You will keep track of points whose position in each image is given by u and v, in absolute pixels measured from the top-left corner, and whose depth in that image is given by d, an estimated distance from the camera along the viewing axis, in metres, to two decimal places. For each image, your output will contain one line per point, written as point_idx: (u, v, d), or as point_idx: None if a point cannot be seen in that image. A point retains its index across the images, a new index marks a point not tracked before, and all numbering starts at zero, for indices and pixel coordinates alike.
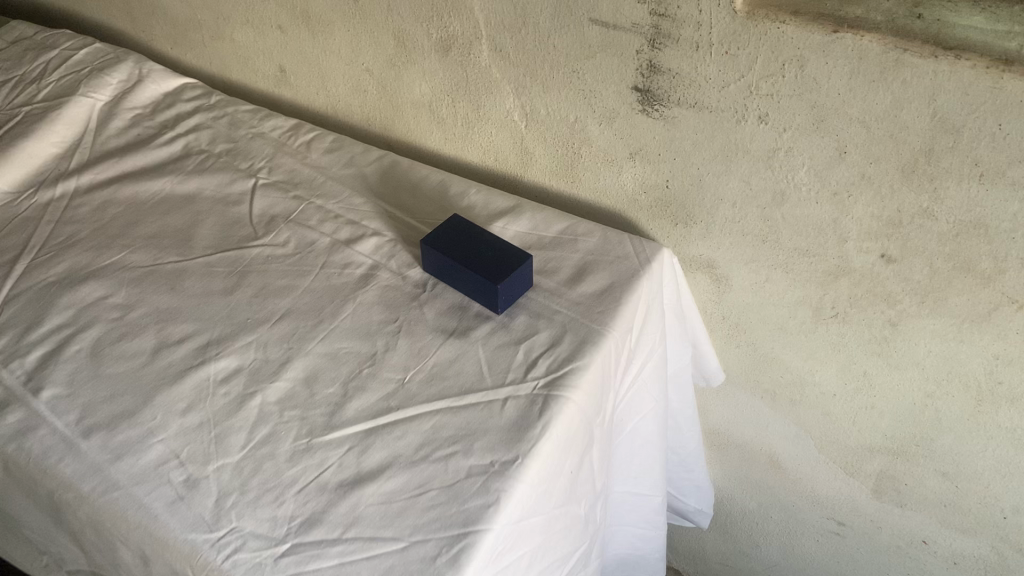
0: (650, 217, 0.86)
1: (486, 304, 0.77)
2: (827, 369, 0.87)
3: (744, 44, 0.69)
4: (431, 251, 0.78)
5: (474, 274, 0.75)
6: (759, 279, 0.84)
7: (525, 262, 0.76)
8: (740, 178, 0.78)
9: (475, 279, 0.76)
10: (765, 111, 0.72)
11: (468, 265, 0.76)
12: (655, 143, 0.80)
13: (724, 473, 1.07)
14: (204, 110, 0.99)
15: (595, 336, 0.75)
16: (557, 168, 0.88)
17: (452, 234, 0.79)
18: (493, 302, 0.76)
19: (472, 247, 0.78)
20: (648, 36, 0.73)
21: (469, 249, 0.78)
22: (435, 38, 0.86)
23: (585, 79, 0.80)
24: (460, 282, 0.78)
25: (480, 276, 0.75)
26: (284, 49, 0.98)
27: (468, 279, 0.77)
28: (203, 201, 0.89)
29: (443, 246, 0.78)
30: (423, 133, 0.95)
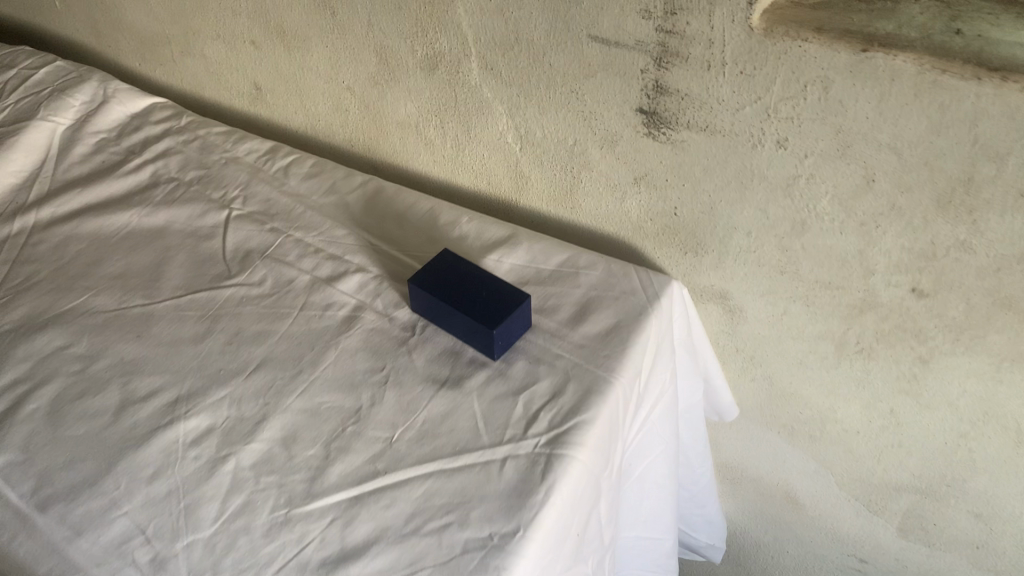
0: (657, 245, 0.79)
1: (481, 350, 0.70)
2: (850, 405, 0.81)
3: (761, 63, 0.63)
4: (420, 292, 0.72)
5: (467, 319, 0.69)
6: (777, 311, 0.78)
7: (523, 303, 0.69)
8: (756, 206, 0.71)
9: (469, 324, 0.69)
10: (785, 135, 0.66)
11: (461, 308, 0.69)
12: (662, 168, 0.74)
13: (737, 506, 1.01)
14: (174, 134, 0.93)
15: (601, 384, 0.68)
16: (555, 193, 0.82)
17: (443, 272, 0.73)
18: (489, 348, 0.69)
19: (465, 286, 0.71)
20: (653, 54, 0.67)
21: (461, 289, 0.71)
22: (421, 55, 0.79)
23: (585, 100, 0.73)
24: (452, 326, 0.71)
25: (474, 320, 0.68)
26: (259, 66, 0.92)
27: (461, 323, 0.70)
28: (173, 235, 0.82)
29: (432, 287, 0.71)
30: (410, 155, 0.88)
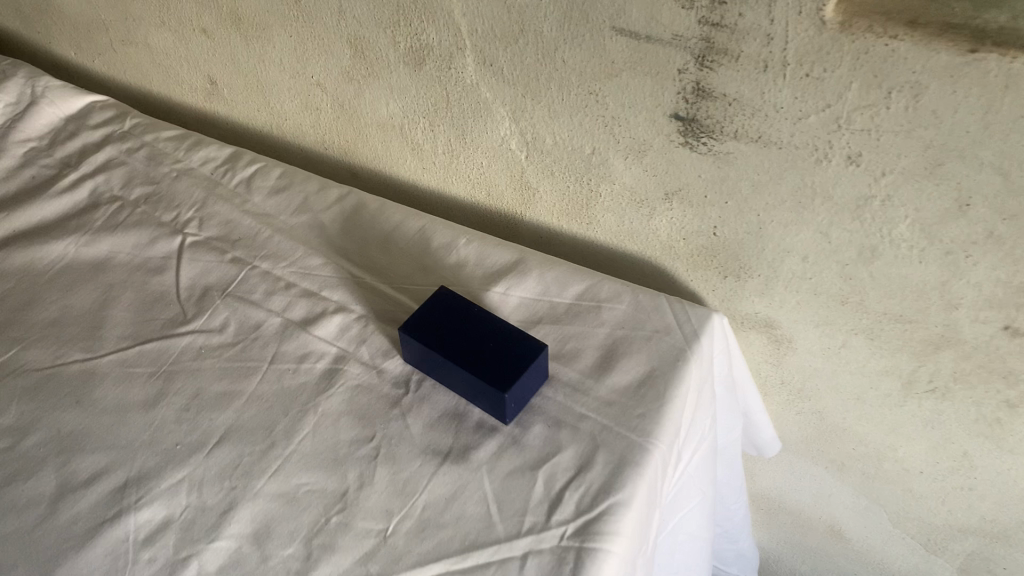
0: (691, 267, 0.67)
1: (489, 412, 0.59)
2: (914, 444, 0.70)
3: (834, 64, 0.50)
4: (414, 343, 0.59)
5: (473, 378, 0.57)
6: (833, 344, 0.66)
7: (539, 355, 0.57)
8: (816, 228, 0.59)
9: (475, 384, 0.57)
10: (858, 149, 0.53)
11: (464, 365, 0.57)
12: (701, 183, 0.61)
13: (771, 535, 0.91)
14: (116, 141, 0.80)
15: (636, 453, 0.56)
16: (568, 208, 0.69)
17: (439, 317, 0.61)
18: (500, 411, 0.57)
19: (467, 334, 0.59)
20: (695, 51, 0.54)
21: (462, 338, 0.59)
22: (404, 48, 0.65)
23: (607, 103, 0.60)
24: (453, 382, 0.59)
25: (482, 380, 0.56)
26: (212, 58, 0.78)
27: (465, 381, 0.58)
28: (117, 269, 0.69)
29: (428, 336, 0.59)
30: (394, 161, 0.75)
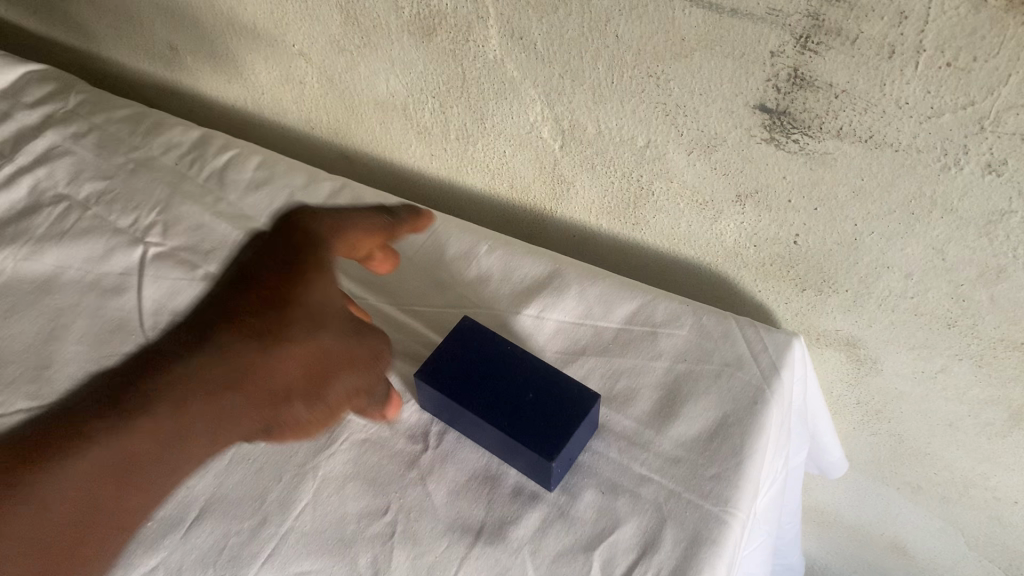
0: (760, 278, 0.56)
1: (529, 474, 0.48)
2: (1012, 474, 0.60)
3: (988, 51, 0.38)
4: (434, 393, 0.48)
5: (511, 442, 0.46)
6: (929, 368, 0.56)
7: (589, 410, 0.46)
8: (928, 242, 0.48)
9: (512, 446, 0.46)
10: (1003, 156, 0.41)
11: (497, 422, 0.46)
12: (786, 185, 0.49)
13: (820, 545, 0.82)
14: (59, 123, 0.66)
15: (712, 528, 0.46)
16: (611, 206, 0.58)
17: (464, 356, 0.49)
18: (544, 478, 0.47)
19: (499, 379, 0.48)
20: (795, 29, 0.41)
21: (493, 385, 0.48)
22: (408, 14, 0.52)
23: (671, 89, 0.48)
24: (484, 437, 0.49)
25: (520, 444, 0.45)
26: (170, 20, 0.64)
27: (498, 440, 0.47)
28: (65, 290, 0.57)
29: (451, 383, 0.48)
30: (397, 147, 0.63)
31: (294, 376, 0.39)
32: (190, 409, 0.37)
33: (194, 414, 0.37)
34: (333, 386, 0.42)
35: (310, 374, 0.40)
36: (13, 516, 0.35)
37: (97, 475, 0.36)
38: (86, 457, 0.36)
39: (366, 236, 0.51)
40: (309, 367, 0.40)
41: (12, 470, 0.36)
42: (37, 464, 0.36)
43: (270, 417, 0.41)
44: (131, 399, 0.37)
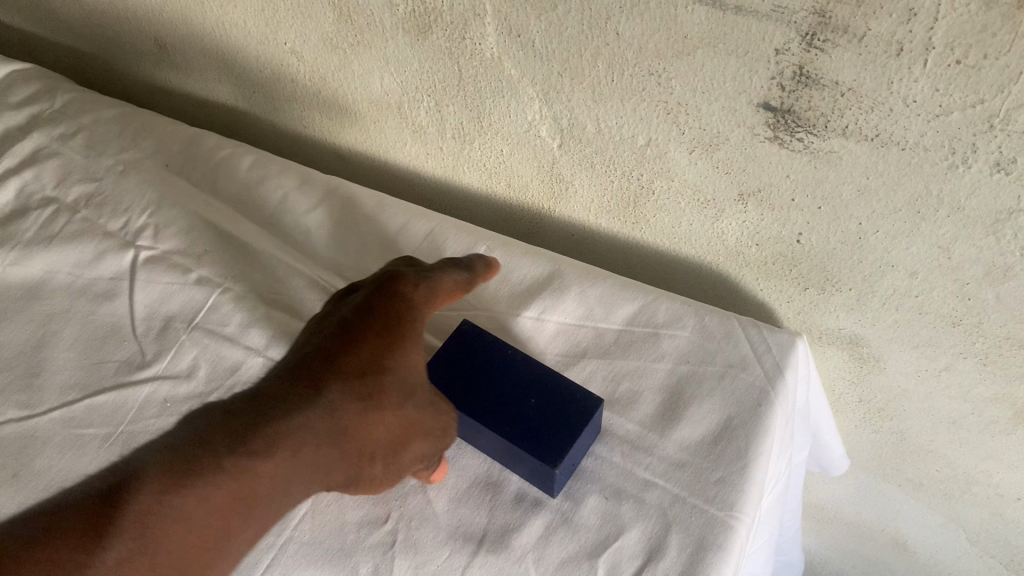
0: (762, 277, 0.56)
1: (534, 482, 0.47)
2: (1015, 472, 0.60)
3: (1000, 48, 0.37)
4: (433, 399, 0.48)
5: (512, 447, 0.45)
6: (933, 366, 0.55)
7: (592, 416, 0.45)
8: (934, 240, 0.47)
9: (514, 452, 0.45)
10: (1012, 155, 0.40)
11: (498, 429, 0.45)
12: (789, 184, 0.48)
13: (821, 541, 0.82)
14: (45, 124, 0.65)
15: (717, 533, 0.45)
16: (610, 205, 0.57)
17: (468, 363, 0.49)
18: (548, 484, 0.46)
19: (502, 386, 0.47)
20: (801, 27, 0.40)
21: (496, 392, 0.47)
22: (403, 11, 0.51)
23: (672, 87, 0.47)
24: (487, 445, 0.48)
25: (522, 450, 0.44)
26: (158, 17, 0.63)
27: (500, 447, 0.46)
28: (56, 295, 0.56)
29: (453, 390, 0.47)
30: (393, 146, 0.62)
31: (385, 436, 0.44)
32: (301, 454, 0.41)
33: (301, 466, 0.41)
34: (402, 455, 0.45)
35: (395, 436, 0.44)
36: (163, 517, 0.38)
37: (215, 512, 0.39)
38: (210, 494, 0.39)
39: (450, 297, 0.48)
40: (395, 429, 0.44)
41: (169, 480, 0.39)
42: (186, 483, 0.39)
43: (353, 476, 0.44)
44: (251, 437, 0.41)
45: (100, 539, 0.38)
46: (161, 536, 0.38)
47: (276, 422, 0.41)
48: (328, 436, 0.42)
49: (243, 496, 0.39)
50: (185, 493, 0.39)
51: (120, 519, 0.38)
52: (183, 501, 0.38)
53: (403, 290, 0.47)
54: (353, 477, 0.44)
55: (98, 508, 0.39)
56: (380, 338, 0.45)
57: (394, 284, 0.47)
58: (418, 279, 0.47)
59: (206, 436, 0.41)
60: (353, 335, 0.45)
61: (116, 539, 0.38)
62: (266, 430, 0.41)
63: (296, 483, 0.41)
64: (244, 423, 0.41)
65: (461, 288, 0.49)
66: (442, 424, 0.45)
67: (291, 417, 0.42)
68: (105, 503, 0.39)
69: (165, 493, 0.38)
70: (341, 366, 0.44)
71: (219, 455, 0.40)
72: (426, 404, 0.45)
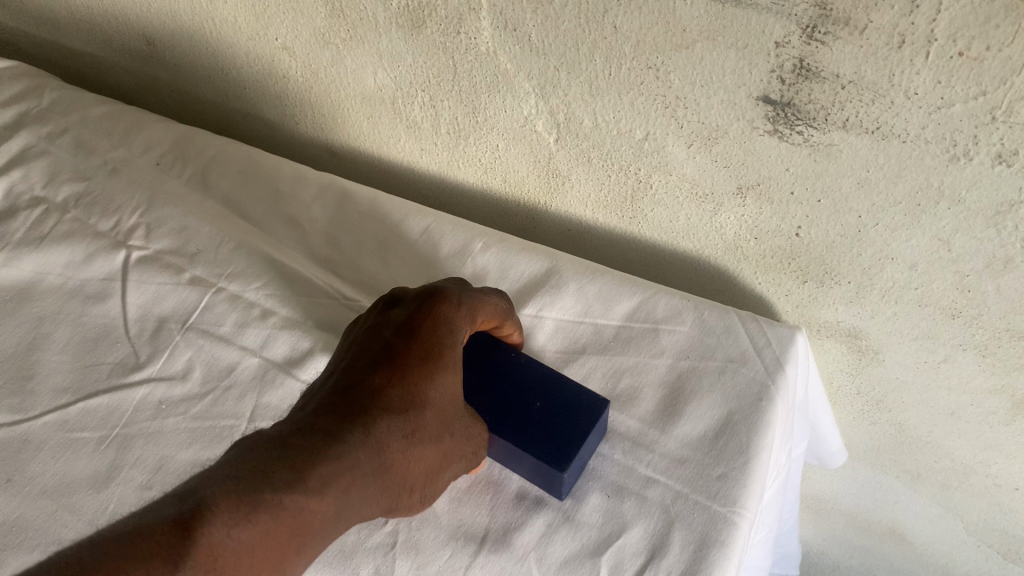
0: (761, 270, 0.56)
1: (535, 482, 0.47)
2: (1013, 462, 0.60)
3: (1002, 40, 0.36)
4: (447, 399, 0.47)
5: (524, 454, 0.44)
6: (931, 358, 0.55)
7: (598, 418, 0.45)
8: (933, 233, 0.46)
9: (517, 454, 0.45)
10: (1014, 146, 0.40)
11: (502, 432, 0.45)
12: (787, 178, 0.48)
13: (818, 532, 0.83)
14: (33, 123, 0.64)
15: (721, 529, 0.45)
16: (607, 199, 0.57)
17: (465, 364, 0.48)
18: (555, 489, 0.46)
19: (503, 388, 0.47)
20: (801, 20, 0.40)
21: (497, 394, 0.47)
22: (396, 6, 0.51)
23: (670, 80, 0.46)
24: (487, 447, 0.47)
25: (527, 453, 0.44)
26: (147, 14, 0.62)
27: (501, 449, 0.46)
28: (47, 297, 0.55)
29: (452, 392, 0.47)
30: (387, 142, 0.62)
31: (425, 468, 0.42)
32: (352, 490, 0.38)
33: (349, 502, 0.39)
34: (435, 482, 0.43)
35: (432, 466, 0.42)
36: (226, 551, 0.34)
37: (274, 548, 0.36)
38: (274, 528, 0.36)
39: (486, 320, 0.46)
40: (434, 460, 0.42)
41: (232, 511, 0.35)
42: (250, 514, 0.35)
43: (388, 508, 0.41)
44: (305, 472, 0.37)
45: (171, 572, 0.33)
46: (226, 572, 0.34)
47: (324, 455, 0.38)
48: (374, 469, 0.39)
49: (299, 532, 0.36)
50: (248, 525, 0.35)
51: (189, 551, 0.34)
52: (248, 535, 0.35)
53: (444, 311, 0.44)
54: (389, 508, 0.41)
55: (162, 537, 0.34)
56: (424, 365, 0.42)
57: (434, 304, 0.44)
58: (459, 298, 0.45)
59: (259, 468, 0.37)
60: (395, 360, 0.42)
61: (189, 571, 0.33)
62: (318, 464, 0.38)
63: (343, 517, 0.39)
64: (293, 455, 0.38)
65: (499, 312, 0.47)
66: (472, 451, 0.44)
67: (339, 449, 0.39)
68: (168, 531, 0.34)
69: (233, 527, 0.35)
70: (384, 395, 0.41)
71: (278, 490, 0.36)
72: (462, 433, 0.44)
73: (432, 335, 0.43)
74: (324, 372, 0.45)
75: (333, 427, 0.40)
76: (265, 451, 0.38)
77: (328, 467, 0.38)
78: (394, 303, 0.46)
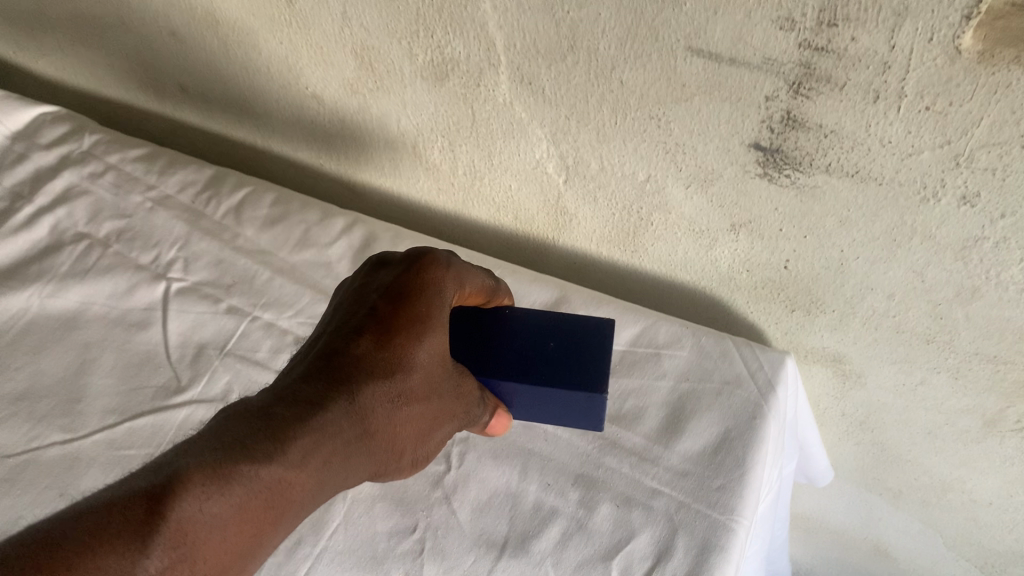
0: (753, 300, 0.61)
1: (576, 422, 0.50)
2: (986, 478, 0.64)
3: (963, 97, 0.41)
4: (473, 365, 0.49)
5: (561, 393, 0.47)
6: (910, 381, 0.60)
7: (608, 336, 0.49)
8: (908, 266, 0.52)
9: (551, 396, 0.48)
10: (976, 189, 0.45)
11: (536, 380, 0.47)
12: (777, 216, 0.53)
13: (807, 550, 0.87)
14: (75, 164, 0.68)
15: (720, 535, 0.49)
16: (611, 235, 0.62)
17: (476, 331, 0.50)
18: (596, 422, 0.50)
19: (518, 338, 0.50)
20: (789, 77, 0.45)
21: (515, 355, 0.49)
22: (422, 61, 0.56)
23: (671, 129, 0.51)
24: (518, 403, 0.50)
25: (563, 389, 0.47)
26: (184, 64, 0.67)
27: (534, 397, 0.48)
28: (92, 325, 0.60)
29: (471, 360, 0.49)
30: (406, 182, 0.67)
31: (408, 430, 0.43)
32: (333, 459, 0.39)
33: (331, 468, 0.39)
34: (420, 442, 0.45)
35: (416, 428, 0.44)
36: (197, 526, 0.34)
37: (251, 520, 0.36)
38: (250, 500, 0.35)
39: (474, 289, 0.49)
40: (418, 422, 0.43)
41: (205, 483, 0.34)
42: (226, 485, 0.35)
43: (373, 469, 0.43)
44: (286, 441, 0.38)
45: (141, 550, 0.32)
46: (197, 548, 0.34)
47: (307, 424, 0.39)
48: (358, 435, 0.40)
49: (278, 504, 0.37)
50: (222, 499, 0.35)
51: (160, 527, 0.33)
52: (222, 508, 0.35)
53: (434, 274, 0.46)
54: (374, 469, 0.43)
55: (132, 512, 0.33)
56: (411, 329, 0.43)
57: (424, 268, 0.46)
58: (449, 262, 0.47)
59: (236, 439, 0.37)
60: (385, 324, 0.43)
61: (160, 548, 0.33)
62: (300, 434, 0.38)
63: (325, 484, 0.39)
64: (274, 425, 0.38)
65: (485, 287, 0.51)
66: (460, 410, 0.46)
67: (322, 418, 0.39)
68: (140, 506, 0.33)
69: (206, 500, 0.34)
70: (369, 359, 0.42)
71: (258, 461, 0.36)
72: (448, 394, 0.45)
73: (421, 296, 0.44)
74: (312, 334, 0.46)
75: (318, 395, 0.40)
76: (247, 419, 0.38)
77: (310, 438, 0.38)
78: (382, 266, 0.47)
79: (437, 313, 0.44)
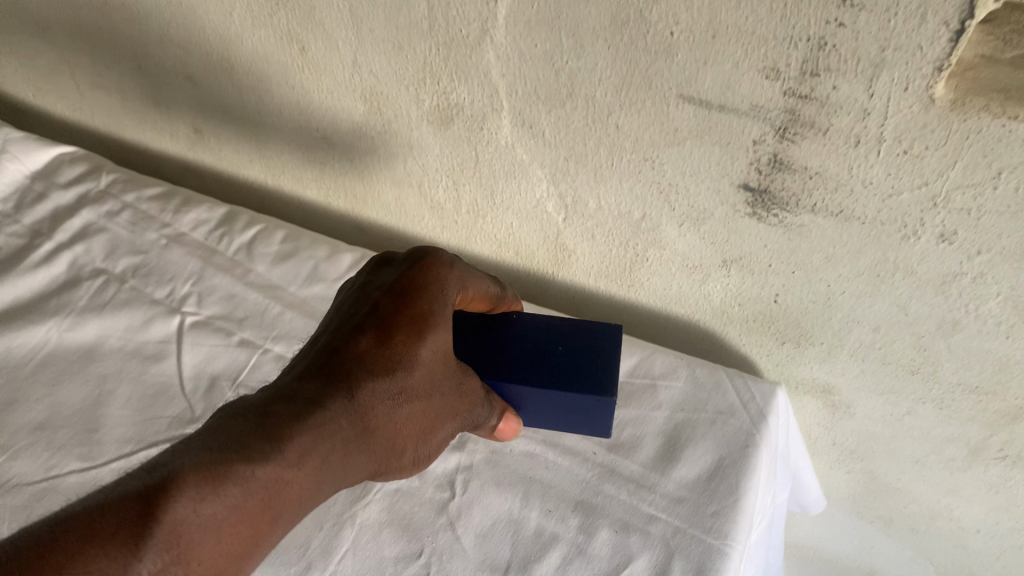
0: (745, 333, 0.63)
1: (582, 427, 0.53)
2: (973, 505, 0.66)
3: (938, 141, 0.44)
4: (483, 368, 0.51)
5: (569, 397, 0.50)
6: (897, 411, 0.62)
7: (615, 342, 0.52)
8: (892, 299, 0.54)
9: (560, 400, 0.50)
10: (953, 227, 0.48)
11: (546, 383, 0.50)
12: (766, 253, 0.56)
13: None
14: (92, 203, 0.71)
15: (715, 558, 0.51)
16: (608, 271, 0.65)
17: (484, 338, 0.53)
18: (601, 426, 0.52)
19: (527, 346, 0.53)
20: (775, 123, 0.48)
21: (523, 362, 0.52)
22: (427, 106, 0.58)
23: (664, 171, 0.54)
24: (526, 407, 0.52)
25: (571, 393, 0.49)
26: (198, 107, 0.70)
27: (544, 400, 0.51)
28: (109, 357, 0.62)
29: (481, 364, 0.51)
30: (411, 219, 0.69)
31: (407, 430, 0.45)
32: (332, 455, 0.41)
33: (329, 466, 0.41)
34: (420, 441, 0.46)
35: (416, 427, 0.45)
36: (189, 529, 0.35)
37: (246, 520, 0.37)
38: (246, 500, 0.37)
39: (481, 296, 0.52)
40: (417, 422, 0.45)
41: (198, 485, 0.36)
42: (220, 487, 0.36)
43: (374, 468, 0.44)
44: (284, 439, 0.39)
45: (135, 553, 0.34)
46: (190, 546, 0.35)
47: (306, 424, 0.40)
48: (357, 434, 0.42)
49: (275, 503, 0.38)
50: (217, 499, 0.36)
51: (153, 528, 0.34)
52: (216, 509, 0.36)
53: (434, 275, 0.48)
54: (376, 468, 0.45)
55: (125, 514, 0.34)
56: (410, 330, 0.45)
57: (428, 268, 0.48)
58: (451, 263, 0.50)
59: (234, 440, 0.39)
60: (386, 325, 0.45)
61: (153, 550, 0.34)
62: (297, 433, 0.40)
63: (326, 482, 0.41)
64: (273, 423, 0.40)
65: (491, 297, 0.54)
66: (463, 408, 0.48)
67: (321, 418, 0.41)
68: (134, 508, 0.34)
69: (198, 502, 0.36)
70: (369, 356, 0.44)
71: (255, 461, 0.38)
72: (448, 393, 0.47)
73: (422, 296, 0.47)
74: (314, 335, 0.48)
75: (317, 396, 0.42)
76: (247, 420, 0.40)
77: (309, 436, 0.40)
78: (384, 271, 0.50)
79: (437, 313, 0.47)
